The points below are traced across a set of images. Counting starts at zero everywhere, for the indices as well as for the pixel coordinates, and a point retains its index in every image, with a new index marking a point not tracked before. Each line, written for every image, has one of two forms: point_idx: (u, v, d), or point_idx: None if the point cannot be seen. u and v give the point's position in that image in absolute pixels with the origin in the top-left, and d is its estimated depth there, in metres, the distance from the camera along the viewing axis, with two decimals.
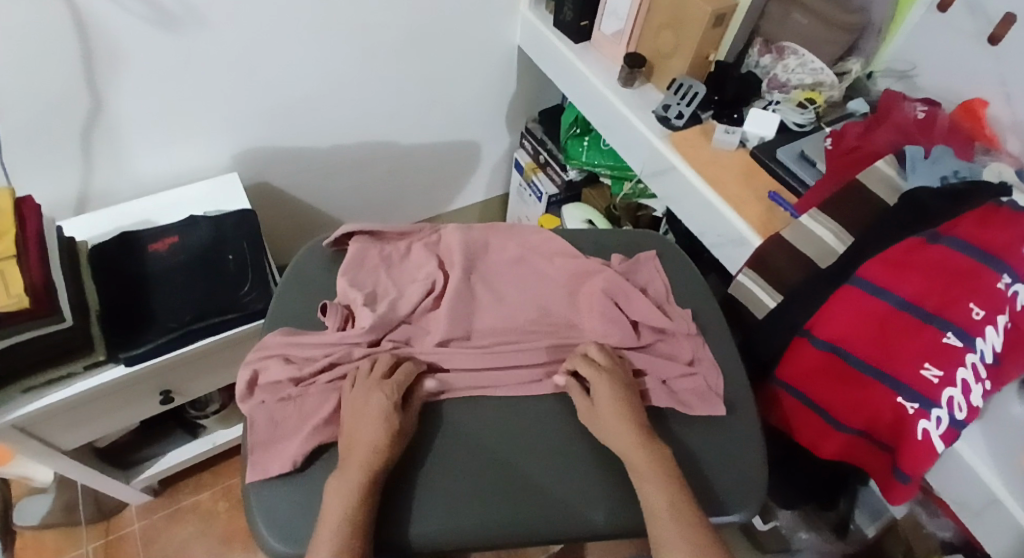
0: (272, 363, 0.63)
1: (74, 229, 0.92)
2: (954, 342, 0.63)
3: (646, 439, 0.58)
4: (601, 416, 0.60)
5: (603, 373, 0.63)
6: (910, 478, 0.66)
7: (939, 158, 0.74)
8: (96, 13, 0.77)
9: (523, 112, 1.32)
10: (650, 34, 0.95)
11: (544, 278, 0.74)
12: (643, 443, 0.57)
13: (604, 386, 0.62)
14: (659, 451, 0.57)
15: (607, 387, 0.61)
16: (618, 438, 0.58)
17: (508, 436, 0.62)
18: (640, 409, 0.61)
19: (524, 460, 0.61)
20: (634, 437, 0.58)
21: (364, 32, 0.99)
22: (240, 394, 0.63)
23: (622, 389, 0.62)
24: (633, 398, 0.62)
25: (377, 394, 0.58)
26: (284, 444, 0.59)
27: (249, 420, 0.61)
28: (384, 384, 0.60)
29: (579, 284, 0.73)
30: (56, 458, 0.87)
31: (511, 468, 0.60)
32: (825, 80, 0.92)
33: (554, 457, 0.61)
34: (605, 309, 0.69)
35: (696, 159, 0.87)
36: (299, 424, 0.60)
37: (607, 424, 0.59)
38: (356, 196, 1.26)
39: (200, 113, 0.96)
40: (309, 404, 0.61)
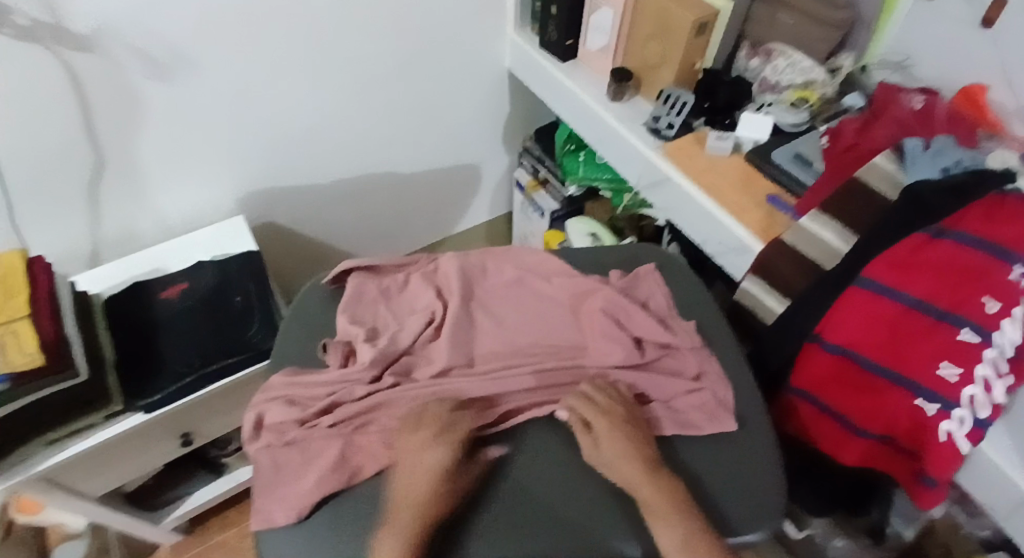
0: (274, 405, 0.64)
1: (88, 281, 0.95)
2: (969, 338, 0.61)
3: (666, 485, 0.56)
4: (614, 461, 0.58)
5: (611, 413, 0.61)
6: (937, 483, 0.65)
7: (941, 149, 0.72)
8: (91, 71, 0.80)
9: (520, 131, 1.32)
10: (636, 46, 0.95)
11: (542, 301, 0.74)
12: (654, 483, 0.56)
13: (616, 429, 0.60)
14: (667, 485, 0.56)
15: (620, 432, 0.60)
16: (637, 485, 0.56)
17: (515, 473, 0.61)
18: (648, 446, 0.59)
19: (531, 502, 0.59)
20: (653, 484, 0.56)
21: (355, 68, 1.01)
22: (246, 437, 0.64)
23: (628, 428, 0.60)
24: (640, 436, 0.60)
25: (434, 448, 0.57)
26: (293, 486, 0.58)
27: (254, 463, 0.61)
28: (438, 437, 0.58)
29: (578, 304, 0.73)
30: (81, 507, 0.89)
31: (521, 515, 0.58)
32: (816, 78, 0.91)
33: (565, 494, 0.60)
34: (603, 326, 0.69)
35: (692, 168, 0.87)
36: (304, 475, 0.59)
37: (616, 467, 0.58)
38: (361, 227, 1.27)
39: (201, 160, 0.98)
40: (313, 448, 0.61)
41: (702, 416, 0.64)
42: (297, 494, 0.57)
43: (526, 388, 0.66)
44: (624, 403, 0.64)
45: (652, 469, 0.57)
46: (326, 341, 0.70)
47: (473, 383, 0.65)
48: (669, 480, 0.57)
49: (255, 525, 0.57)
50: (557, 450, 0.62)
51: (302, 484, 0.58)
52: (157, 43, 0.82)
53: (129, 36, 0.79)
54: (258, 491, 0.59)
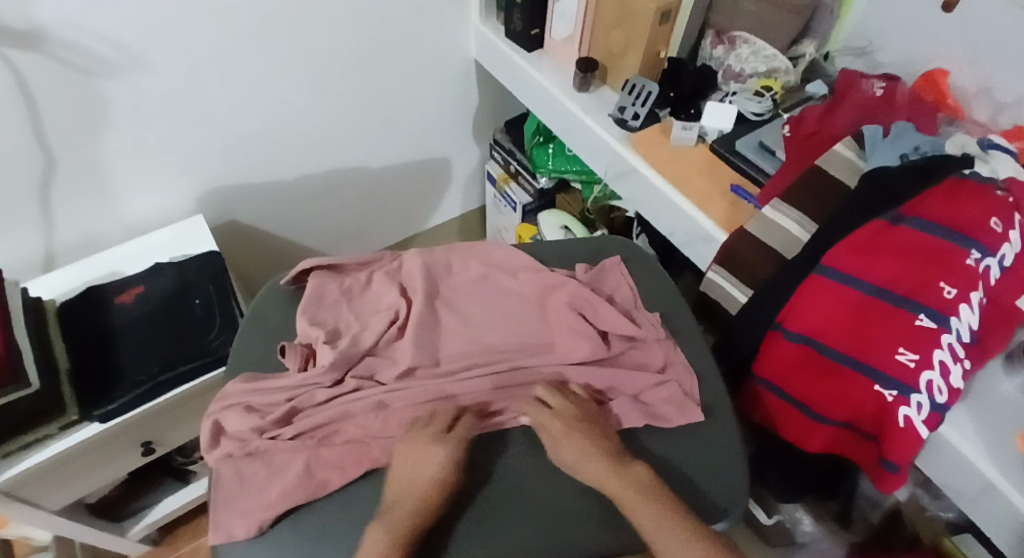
0: (233, 413, 0.63)
1: (41, 288, 0.92)
2: (929, 324, 0.61)
3: (633, 478, 0.56)
4: (578, 460, 0.58)
5: (567, 415, 0.61)
6: (898, 468, 0.65)
7: (899, 135, 0.73)
8: (36, 70, 0.76)
9: (489, 123, 1.31)
10: (600, 35, 0.93)
11: (506, 299, 0.73)
12: (619, 477, 0.56)
13: (571, 430, 0.60)
14: (634, 475, 0.56)
15: (583, 432, 0.59)
16: (603, 482, 0.56)
17: (471, 478, 0.60)
18: (611, 442, 0.60)
19: (487, 506, 0.59)
20: (619, 479, 0.56)
21: (314, 60, 0.99)
22: (205, 446, 0.62)
23: (586, 427, 0.60)
24: (599, 432, 0.60)
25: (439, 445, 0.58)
26: (253, 499, 0.57)
27: (214, 474, 0.60)
28: (445, 436, 0.59)
29: (544, 300, 0.72)
30: (43, 519, 0.86)
31: (476, 519, 0.58)
32: (779, 66, 0.91)
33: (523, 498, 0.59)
34: (569, 320, 0.68)
35: (657, 159, 0.86)
36: (267, 487, 0.58)
37: (579, 467, 0.58)
38: (328, 225, 1.25)
39: (156, 159, 0.95)
40: (277, 460, 0.59)
41: (672, 410, 0.64)
42: (259, 507, 0.56)
43: (493, 390, 0.65)
44: (587, 404, 0.64)
45: (615, 464, 0.57)
46: (284, 343, 0.68)
47: (436, 386, 0.64)
48: (636, 471, 0.57)
49: (214, 540, 0.56)
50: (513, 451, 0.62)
51: (267, 495, 0.57)
52: (104, 40, 0.79)
53: (73, 34, 0.76)
54: (217, 504, 0.57)
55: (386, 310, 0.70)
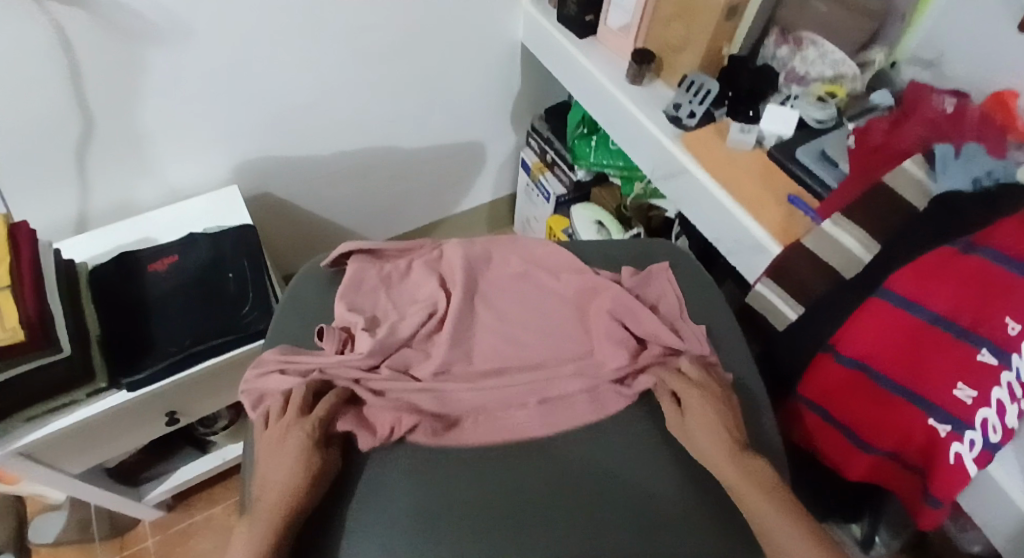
0: (273, 378, 0.62)
1: (71, 250, 0.91)
2: (989, 359, 0.58)
3: (754, 469, 0.54)
4: (699, 436, 0.57)
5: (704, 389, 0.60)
6: (942, 504, 0.62)
7: (971, 158, 0.69)
8: (81, 30, 0.75)
9: (529, 110, 1.27)
10: (659, 27, 0.90)
11: (545, 299, 0.71)
12: (738, 465, 0.54)
13: (706, 405, 0.59)
14: (754, 466, 0.54)
15: (717, 411, 0.58)
16: (720, 469, 0.55)
17: (509, 442, 0.60)
18: (737, 423, 0.58)
19: (420, 490, 0.56)
20: (736, 466, 0.54)
21: (360, 38, 0.96)
22: (248, 408, 0.62)
23: (721, 405, 0.59)
24: (730, 415, 0.59)
25: (295, 431, 0.55)
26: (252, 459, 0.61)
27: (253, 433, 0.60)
28: (300, 421, 0.56)
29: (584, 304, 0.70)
30: (64, 481, 0.86)
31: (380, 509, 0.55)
32: (847, 72, 0.87)
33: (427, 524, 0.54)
34: (604, 324, 0.67)
35: (709, 161, 0.83)
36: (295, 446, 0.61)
37: (700, 443, 0.57)
38: (358, 202, 1.23)
39: (194, 126, 0.93)
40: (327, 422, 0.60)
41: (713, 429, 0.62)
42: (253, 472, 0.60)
43: (535, 399, 0.63)
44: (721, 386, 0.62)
45: (739, 452, 0.56)
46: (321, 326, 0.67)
47: (472, 391, 0.63)
48: (762, 467, 0.54)
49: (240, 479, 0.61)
50: (414, 470, 0.58)
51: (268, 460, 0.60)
52: (151, 3, 0.77)
53: None
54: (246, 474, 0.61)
55: (425, 303, 0.69)
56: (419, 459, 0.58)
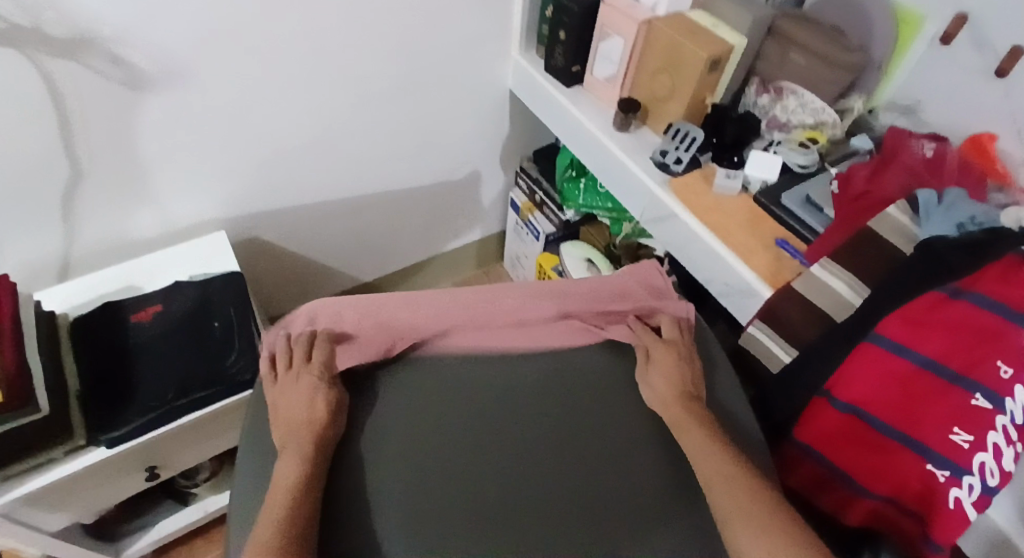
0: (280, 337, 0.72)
1: (51, 299, 0.89)
2: (983, 404, 0.60)
3: (693, 411, 0.66)
4: (652, 379, 0.69)
5: (665, 348, 0.72)
6: (941, 548, 0.62)
7: (953, 204, 0.71)
8: (72, 81, 0.75)
9: (517, 152, 1.29)
10: (644, 77, 0.93)
11: (524, 287, 0.79)
12: (682, 407, 0.66)
13: (667, 360, 0.71)
14: (695, 410, 0.66)
15: (670, 361, 0.70)
16: (669, 403, 0.67)
17: (510, 371, 0.72)
18: (690, 377, 0.70)
19: (440, 409, 0.68)
20: (680, 406, 0.66)
21: (353, 86, 0.97)
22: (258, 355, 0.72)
23: (678, 360, 0.71)
24: (686, 367, 0.70)
25: (306, 376, 0.66)
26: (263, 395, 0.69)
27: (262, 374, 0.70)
28: (307, 368, 0.67)
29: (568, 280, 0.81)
30: (39, 541, 0.82)
31: (403, 418, 0.66)
32: (827, 119, 0.89)
33: (436, 426, 0.66)
34: (573, 304, 0.77)
35: (698, 206, 0.84)
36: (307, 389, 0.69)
37: (655, 386, 0.69)
38: (347, 243, 1.23)
39: (185, 173, 0.93)
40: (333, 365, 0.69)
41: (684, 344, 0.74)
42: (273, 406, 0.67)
43: (517, 351, 0.74)
44: (687, 344, 0.74)
45: (681, 393, 0.67)
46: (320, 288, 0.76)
47: (457, 324, 0.75)
48: (699, 407, 0.66)
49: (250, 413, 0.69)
50: (418, 383, 0.70)
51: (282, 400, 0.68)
52: (145, 54, 0.77)
53: (113, 47, 0.74)
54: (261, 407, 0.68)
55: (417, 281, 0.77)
56: (435, 383, 0.70)
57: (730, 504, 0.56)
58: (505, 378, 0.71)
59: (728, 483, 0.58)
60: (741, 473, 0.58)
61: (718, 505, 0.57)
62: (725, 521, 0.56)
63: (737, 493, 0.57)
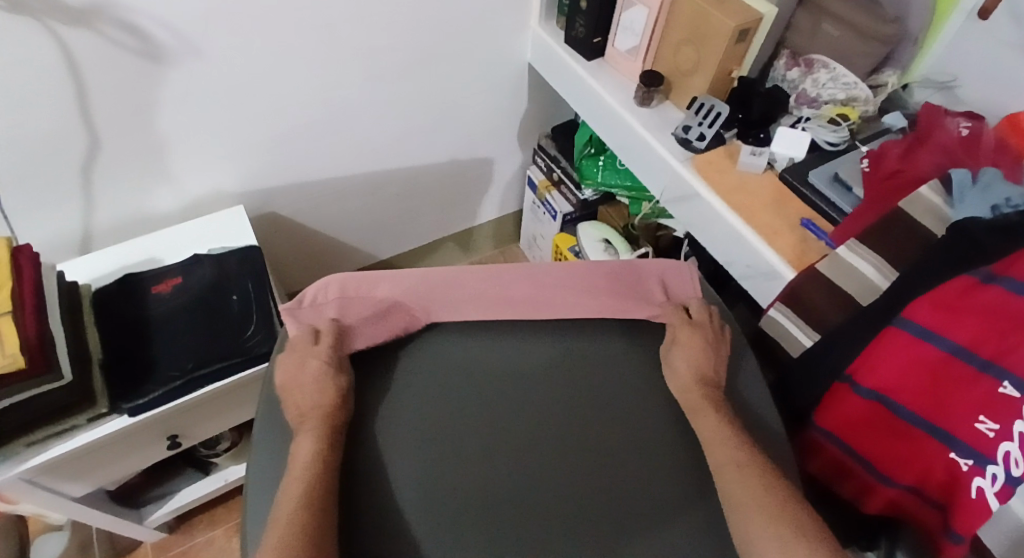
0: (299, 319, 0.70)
1: (73, 270, 0.90)
2: (1011, 393, 0.57)
3: (711, 399, 0.65)
4: (675, 362, 0.68)
5: (691, 336, 0.70)
6: (962, 539, 0.61)
7: (989, 185, 0.68)
8: (87, 50, 0.74)
9: (536, 128, 1.27)
10: (669, 49, 0.90)
11: (544, 267, 0.77)
12: (703, 394, 0.65)
13: (693, 345, 0.69)
14: (714, 397, 0.65)
15: (695, 345, 0.69)
16: (688, 388, 0.66)
17: (522, 350, 0.71)
18: (714, 366, 0.68)
19: (453, 388, 0.68)
20: (699, 393, 0.65)
21: (368, 59, 0.96)
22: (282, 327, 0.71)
23: (705, 348, 0.69)
24: (711, 355, 0.69)
25: (312, 360, 0.66)
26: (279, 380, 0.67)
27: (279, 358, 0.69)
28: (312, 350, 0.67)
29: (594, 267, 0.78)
30: (65, 505, 0.85)
31: (416, 395, 0.67)
32: (859, 94, 0.85)
33: (451, 405, 0.66)
34: (595, 281, 0.76)
35: (722, 185, 0.82)
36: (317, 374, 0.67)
37: (676, 369, 0.68)
38: (363, 220, 1.23)
39: (202, 146, 0.93)
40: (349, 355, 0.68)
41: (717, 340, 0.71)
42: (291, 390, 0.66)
43: (531, 331, 0.73)
44: (714, 326, 0.72)
45: (701, 380, 0.66)
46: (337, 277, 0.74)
47: (470, 307, 0.74)
48: (718, 396, 0.66)
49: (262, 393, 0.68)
50: (432, 360, 0.70)
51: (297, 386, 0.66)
52: (160, 24, 0.76)
53: (129, 16, 0.74)
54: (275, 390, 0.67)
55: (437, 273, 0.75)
56: (448, 360, 0.70)
57: (744, 496, 0.55)
58: (521, 361, 0.70)
59: (743, 476, 0.57)
60: (757, 466, 0.57)
61: (732, 499, 0.56)
62: (737, 514, 0.55)
63: (751, 486, 0.56)
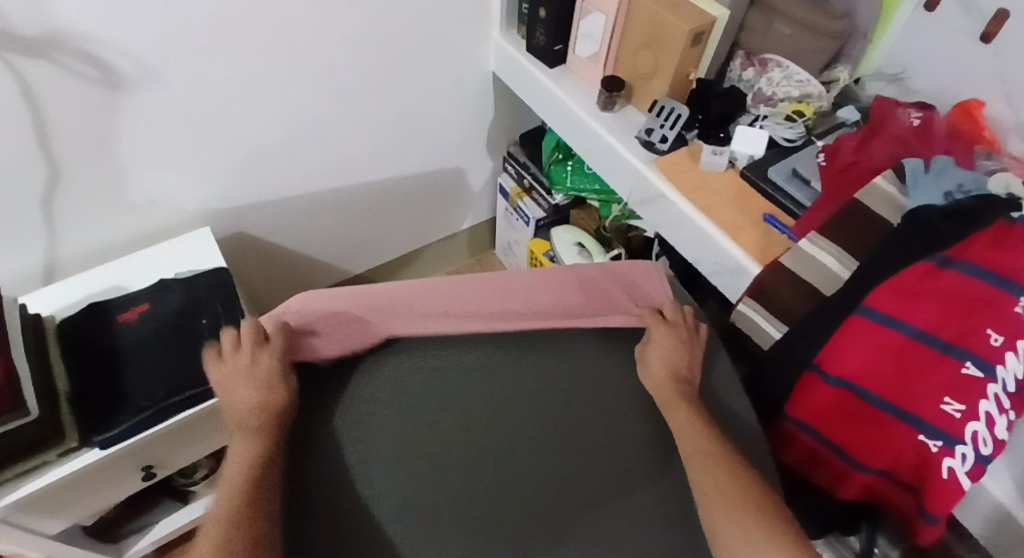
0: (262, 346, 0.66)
1: (39, 302, 0.88)
2: (974, 373, 0.60)
3: (684, 393, 0.66)
4: (650, 359, 0.69)
5: (669, 338, 0.70)
6: (937, 519, 0.62)
7: (941, 171, 0.70)
8: (43, 81, 0.73)
9: (504, 137, 1.28)
10: (627, 55, 0.91)
11: (520, 272, 0.75)
12: (676, 390, 0.66)
13: (671, 342, 0.69)
14: (687, 392, 0.66)
15: (670, 342, 0.69)
16: (660, 386, 0.67)
17: (487, 356, 0.72)
18: (688, 365, 0.69)
19: (416, 397, 0.68)
20: (671, 389, 0.66)
21: (332, 75, 0.96)
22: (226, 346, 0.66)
23: (682, 347, 0.69)
24: (687, 354, 0.69)
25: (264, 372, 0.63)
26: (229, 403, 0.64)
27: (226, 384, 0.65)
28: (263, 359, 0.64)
29: (564, 279, 0.76)
30: (40, 545, 0.83)
31: (377, 408, 0.66)
32: (813, 91, 0.88)
33: (413, 415, 0.66)
34: (570, 293, 0.75)
35: (686, 186, 0.83)
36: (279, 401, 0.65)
37: (651, 365, 0.69)
38: (335, 236, 1.22)
39: (165, 169, 0.92)
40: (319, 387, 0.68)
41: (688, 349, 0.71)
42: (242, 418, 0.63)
43: (496, 342, 0.73)
44: (689, 326, 0.72)
45: (674, 377, 0.67)
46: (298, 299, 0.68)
47: (445, 318, 0.72)
48: (691, 392, 0.66)
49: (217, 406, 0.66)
50: (397, 371, 0.69)
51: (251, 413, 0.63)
52: (118, 51, 0.76)
53: (85, 44, 0.73)
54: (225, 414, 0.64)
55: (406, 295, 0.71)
56: (409, 369, 0.70)
57: (712, 487, 0.56)
58: (479, 369, 0.71)
59: (710, 467, 0.58)
60: (726, 456, 0.58)
61: (700, 490, 0.57)
62: (707, 507, 0.56)
63: (721, 475, 0.57)
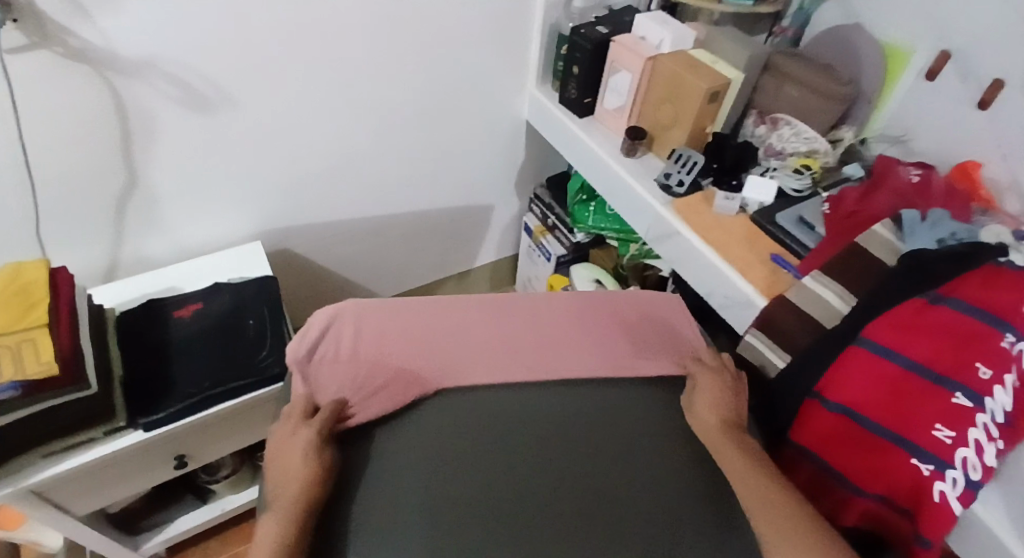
0: (320, 365, 0.75)
1: (101, 295, 0.97)
2: (964, 402, 0.64)
3: (740, 440, 0.68)
4: (696, 407, 0.73)
5: (705, 390, 0.74)
6: (931, 544, 0.63)
7: (937, 221, 0.76)
8: (135, 97, 0.84)
9: (531, 179, 1.37)
10: (650, 107, 1.01)
11: (547, 307, 0.84)
12: (734, 440, 0.68)
13: (715, 390, 0.74)
14: (740, 437, 0.69)
15: (711, 384, 0.74)
16: (712, 434, 0.70)
17: (518, 417, 0.73)
18: (739, 410, 0.72)
19: (447, 451, 0.69)
20: (727, 439, 0.69)
21: (382, 110, 1.06)
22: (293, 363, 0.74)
23: (726, 397, 0.73)
24: (734, 400, 0.73)
25: (303, 433, 0.67)
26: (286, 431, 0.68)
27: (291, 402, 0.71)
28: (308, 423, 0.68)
29: (591, 316, 0.83)
30: (70, 525, 0.87)
31: (410, 458, 0.68)
32: (819, 147, 0.95)
33: (443, 466, 0.67)
34: (601, 331, 0.82)
35: (700, 225, 0.90)
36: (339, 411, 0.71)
37: (700, 414, 0.72)
38: (369, 260, 1.31)
39: (225, 185, 1.01)
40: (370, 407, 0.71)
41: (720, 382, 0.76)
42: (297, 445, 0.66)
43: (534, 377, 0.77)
44: (730, 370, 0.77)
45: (724, 422, 0.71)
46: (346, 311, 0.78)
47: (483, 356, 0.78)
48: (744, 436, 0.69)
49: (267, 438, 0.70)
50: (429, 425, 0.71)
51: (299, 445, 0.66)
52: (202, 77, 0.87)
53: (173, 68, 0.84)
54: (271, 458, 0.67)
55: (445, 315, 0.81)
56: (439, 424, 0.72)
57: (784, 529, 0.58)
58: (509, 429, 0.72)
59: (776, 511, 0.60)
60: (788, 498, 0.61)
61: (766, 536, 0.59)
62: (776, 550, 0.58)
63: (787, 519, 0.59)
